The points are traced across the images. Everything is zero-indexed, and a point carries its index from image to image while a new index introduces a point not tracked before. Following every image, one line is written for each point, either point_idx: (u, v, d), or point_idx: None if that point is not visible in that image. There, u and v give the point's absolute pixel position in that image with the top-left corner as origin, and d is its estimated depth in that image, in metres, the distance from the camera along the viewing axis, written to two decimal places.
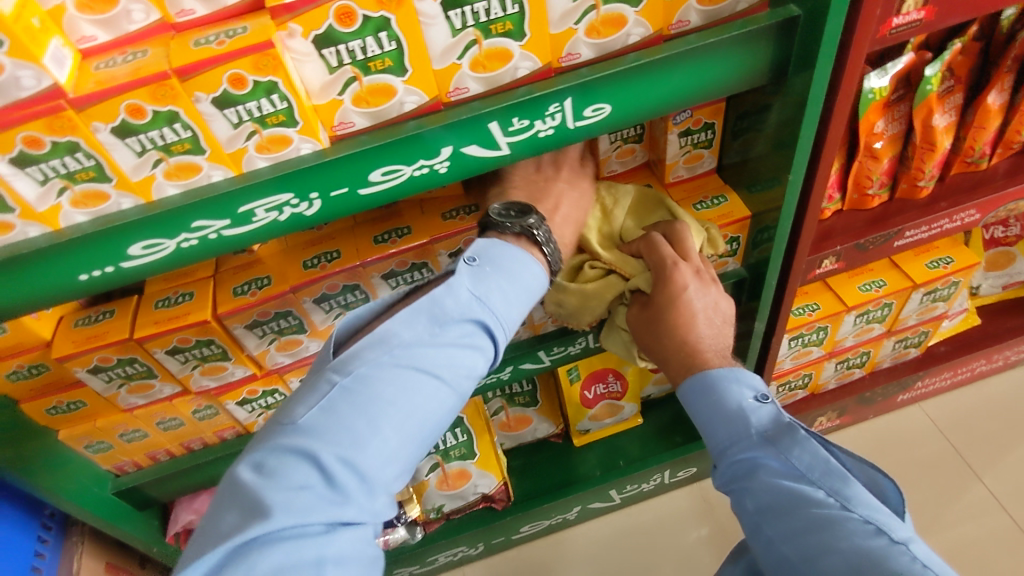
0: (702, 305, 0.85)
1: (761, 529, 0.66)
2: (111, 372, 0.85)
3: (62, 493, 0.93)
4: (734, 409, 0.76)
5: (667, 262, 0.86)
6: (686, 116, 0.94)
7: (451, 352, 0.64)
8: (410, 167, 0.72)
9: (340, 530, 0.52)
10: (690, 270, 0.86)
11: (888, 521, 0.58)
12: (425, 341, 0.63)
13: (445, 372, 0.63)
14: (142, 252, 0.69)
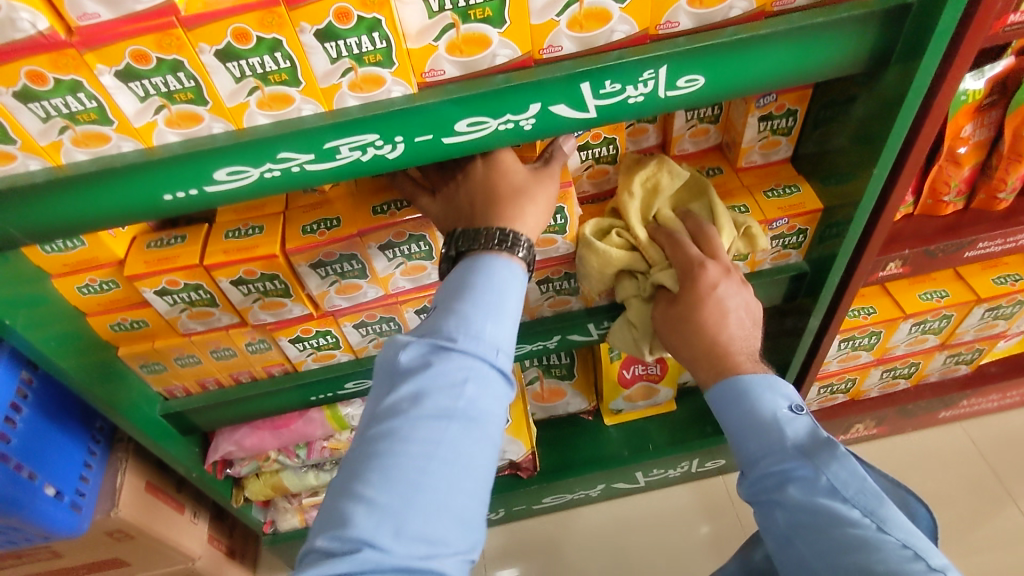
0: (736, 303, 0.84)
1: (792, 542, 0.68)
2: (176, 296, 0.86)
3: (116, 409, 0.94)
4: (768, 419, 0.75)
5: (693, 261, 0.85)
6: (771, 100, 0.92)
7: (496, 276, 0.67)
8: (496, 120, 0.71)
9: (445, 431, 0.57)
10: (717, 270, 0.85)
11: (924, 547, 0.59)
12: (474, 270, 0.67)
13: (498, 292, 0.66)
14: (227, 177, 0.70)
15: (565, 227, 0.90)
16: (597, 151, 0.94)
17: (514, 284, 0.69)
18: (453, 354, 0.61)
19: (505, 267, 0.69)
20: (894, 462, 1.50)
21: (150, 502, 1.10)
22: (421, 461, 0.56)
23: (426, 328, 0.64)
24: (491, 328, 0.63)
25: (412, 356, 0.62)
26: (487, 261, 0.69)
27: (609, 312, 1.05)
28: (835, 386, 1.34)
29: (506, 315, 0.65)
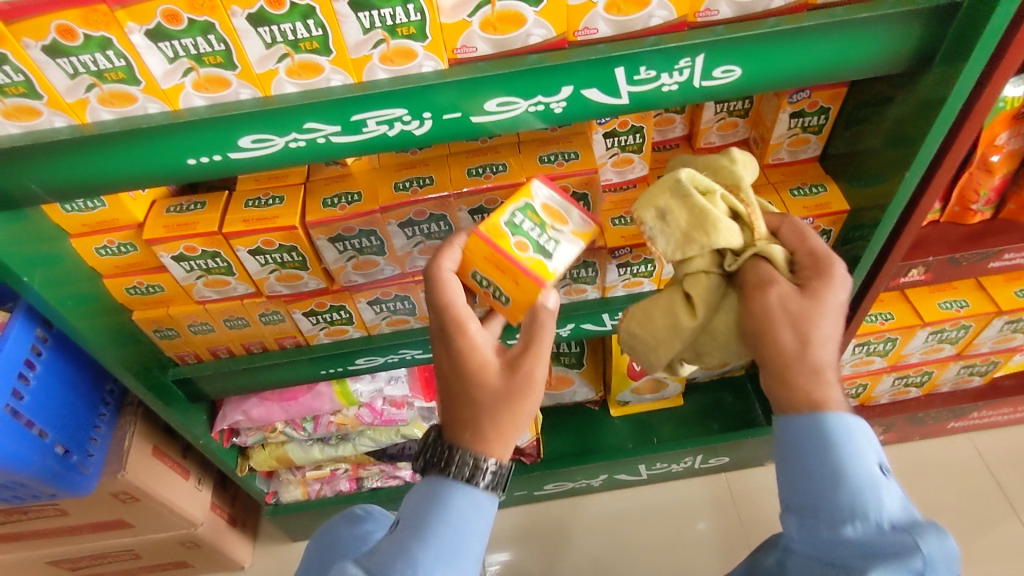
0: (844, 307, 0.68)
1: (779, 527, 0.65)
2: (193, 263, 0.86)
3: (128, 373, 0.94)
4: None
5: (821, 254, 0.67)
6: (804, 96, 0.90)
7: (460, 510, 0.61)
8: (526, 101, 0.70)
9: None
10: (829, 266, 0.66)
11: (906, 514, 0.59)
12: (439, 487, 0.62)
13: (456, 530, 0.61)
14: (251, 145, 0.69)
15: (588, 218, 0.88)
16: (624, 140, 0.92)
17: (478, 518, 0.62)
18: None
19: (477, 499, 0.61)
20: (899, 469, 1.50)
21: (156, 466, 1.11)
22: None
23: (380, 560, 0.60)
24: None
25: None
26: (450, 495, 0.61)
27: (625, 305, 1.04)
28: (846, 390, 1.33)
29: (462, 559, 0.60)
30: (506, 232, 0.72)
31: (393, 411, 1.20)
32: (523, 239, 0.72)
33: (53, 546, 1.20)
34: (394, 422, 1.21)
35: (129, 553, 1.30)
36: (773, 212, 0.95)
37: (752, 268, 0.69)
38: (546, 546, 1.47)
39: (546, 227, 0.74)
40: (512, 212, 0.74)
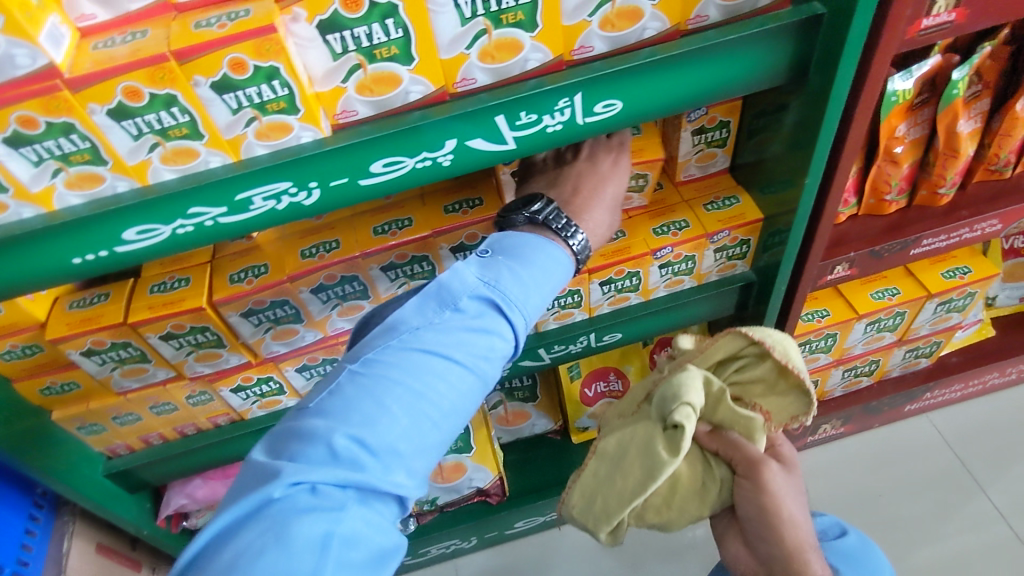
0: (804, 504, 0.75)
1: None
2: (104, 356, 0.83)
3: (52, 475, 0.90)
4: None
5: (757, 460, 0.75)
6: (700, 114, 0.91)
7: (542, 275, 0.70)
8: (412, 159, 0.70)
9: (353, 501, 0.53)
10: (779, 468, 0.75)
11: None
12: (524, 262, 0.69)
13: (529, 302, 0.68)
14: (137, 237, 0.68)
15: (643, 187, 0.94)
16: None
17: (562, 264, 0.72)
18: (498, 319, 0.67)
19: (546, 248, 0.72)
20: (865, 457, 1.50)
21: (100, 564, 1.07)
22: (338, 491, 0.52)
23: (485, 272, 0.68)
24: (533, 302, 0.69)
25: (466, 304, 0.66)
26: (524, 236, 0.72)
27: (558, 338, 1.04)
28: None
29: (546, 292, 0.70)
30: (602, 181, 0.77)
31: None
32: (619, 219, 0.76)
33: None
34: None
35: None
36: (689, 229, 0.96)
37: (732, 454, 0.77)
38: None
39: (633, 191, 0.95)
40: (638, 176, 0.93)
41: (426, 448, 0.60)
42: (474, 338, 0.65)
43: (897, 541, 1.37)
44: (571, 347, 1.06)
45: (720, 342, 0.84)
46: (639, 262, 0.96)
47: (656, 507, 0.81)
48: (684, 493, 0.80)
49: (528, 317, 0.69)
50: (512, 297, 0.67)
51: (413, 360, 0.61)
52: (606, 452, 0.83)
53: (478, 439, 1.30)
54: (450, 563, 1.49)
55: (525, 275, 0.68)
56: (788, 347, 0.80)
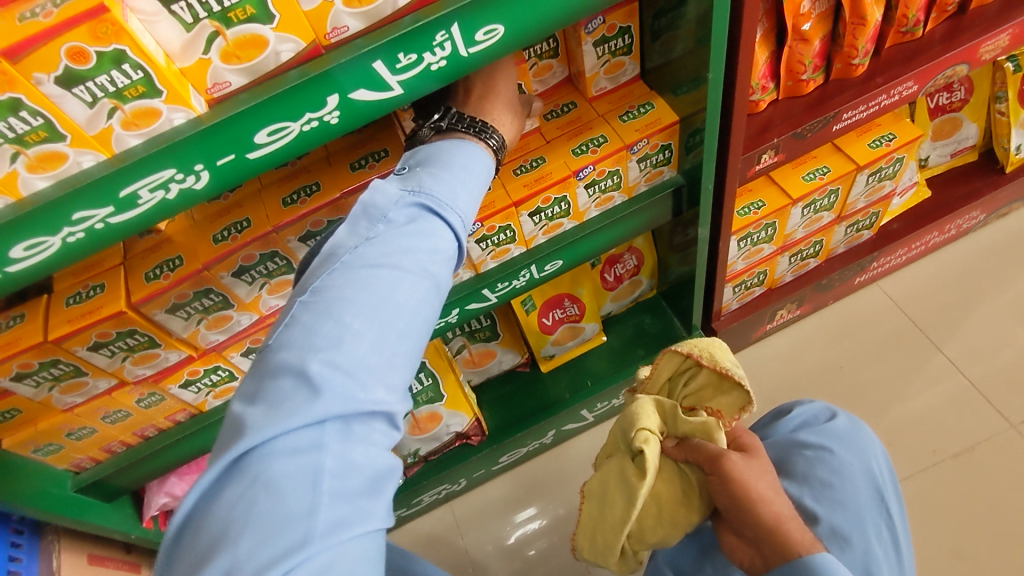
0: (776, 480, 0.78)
1: (834, 504, 0.91)
2: (37, 377, 0.81)
3: (21, 500, 0.90)
4: (801, 465, 0.97)
5: (717, 454, 0.77)
6: (599, 23, 0.89)
7: (461, 179, 0.69)
8: (297, 123, 0.66)
9: (335, 426, 0.50)
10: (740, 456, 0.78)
11: (862, 475, 0.94)
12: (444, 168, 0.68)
13: (459, 202, 0.67)
14: (26, 253, 0.64)
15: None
16: None
17: (478, 163, 0.72)
18: (435, 220, 0.65)
19: (462, 151, 0.71)
20: (825, 334, 1.55)
21: (96, 572, 1.09)
22: (315, 423, 0.49)
23: (410, 183, 0.66)
24: (463, 200, 0.68)
25: (398, 212, 0.63)
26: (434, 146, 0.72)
27: (500, 275, 1.03)
28: (748, 282, 1.36)
29: (471, 191, 0.69)
30: None
31: None
32: None
33: None
34: None
35: None
36: (608, 144, 0.94)
37: (694, 454, 0.81)
38: (523, 516, 1.49)
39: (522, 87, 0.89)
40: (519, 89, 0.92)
41: (400, 361, 0.56)
42: (414, 242, 0.62)
43: (861, 409, 1.44)
44: (515, 282, 1.06)
45: (662, 366, 0.92)
46: (565, 186, 0.95)
47: (651, 528, 0.86)
48: (671, 505, 0.83)
49: (463, 216, 0.68)
50: (440, 199, 0.66)
51: (359, 275, 0.57)
52: (593, 493, 0.90)
53: (446, 386, 1.32)
54: (445, 506, 1.54)
55: (447, 179, 0.67)
56: (720, 350, 0.88)
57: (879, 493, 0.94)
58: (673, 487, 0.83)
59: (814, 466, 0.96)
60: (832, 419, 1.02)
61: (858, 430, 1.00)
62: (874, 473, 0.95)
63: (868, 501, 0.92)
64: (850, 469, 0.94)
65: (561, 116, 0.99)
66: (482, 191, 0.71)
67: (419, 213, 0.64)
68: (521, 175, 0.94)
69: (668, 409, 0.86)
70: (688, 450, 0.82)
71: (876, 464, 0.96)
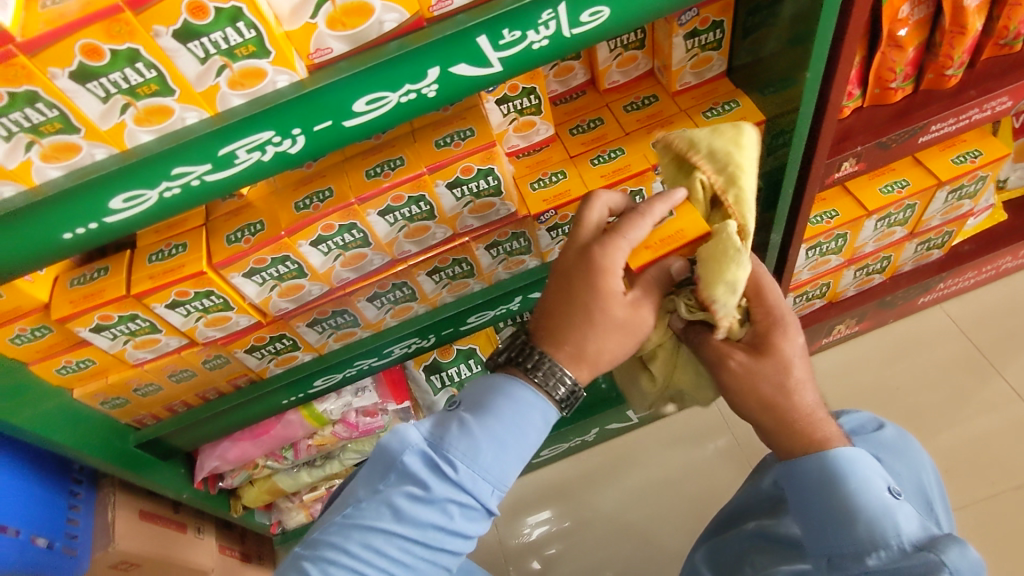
0: (804, 374, 0.72)
1: None
2: (114, 330, 0.83)
3: (83, 448, 0.94)
4: None
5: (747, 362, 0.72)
6: (692, 15, 0.87)
7: (496, 433, 0.63)
8: (396, 93, 0.66)
9: None
10: (747, 354, 0.72)
11: (911, 482, 0.91)
12: (477, 419, 0.64)
13: (489, 454, 0.63)
14: (124, 205, 0.65)
15: (541, 107, 0.92)
16: (519, 104, 0.90)
17: (522, 413, 0.65)
18: (454, 483, 0.62)
19: (517, 394, 0.65)
20: (881, 354, 1.51)
21: (147, 529, 1.11)
22: None
23: (436, 432, 0.64)
24: (492, 459, 0.63)
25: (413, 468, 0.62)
26: (499, 381, 0.66)
27: None
28: (810, 293, 1.33)
29: (507, 452, 0.64)
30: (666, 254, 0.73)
31: (368, 420, 1.18)
32: None
33: None
34: (372, 430, 1.19)
35: None
36: None
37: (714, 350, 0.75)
38: (534, 518, 1.54)
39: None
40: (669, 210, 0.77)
41: None
42: (426, 516, 0.61)
43: (914, 432, 1.40)
44: None
45: (662, 237, 0.77)
46: (641, 180, 0.93)
47: (679, 397, 0.80)
48: (699, 386, 0.78)
49: (494, 490, 0.64)
50: (461, 460, 0.62)
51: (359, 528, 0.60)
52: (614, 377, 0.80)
53: None
54: None
55: (480, 431, 0.63)
56: (737, 266, 0.65)
57: (929, 502, 0.90)
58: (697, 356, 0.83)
59: None
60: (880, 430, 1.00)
61: (908, 444, 0.97)
62: (924, 481, 0.92)
63: (918, 508, 0.89)
64: (898, 477, 0.91)
65: (640, 108, 0.98)
66: (525, 449, 0.65)
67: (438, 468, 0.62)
68: (598, 165, 0.93)
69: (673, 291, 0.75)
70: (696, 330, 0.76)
71: (928, 477, 0.93)
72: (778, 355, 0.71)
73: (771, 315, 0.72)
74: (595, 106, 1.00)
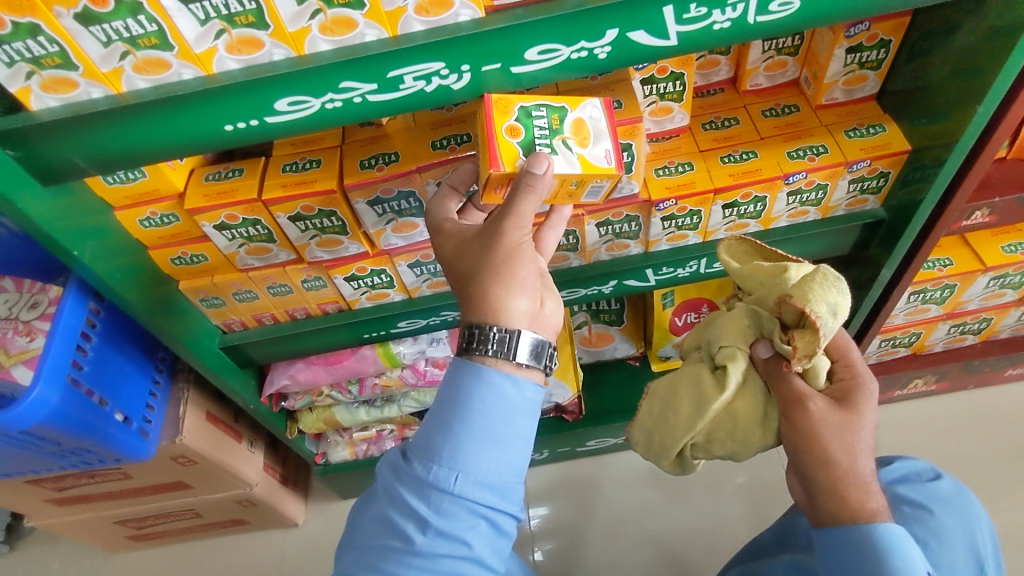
0: (869, 442, 0.71)
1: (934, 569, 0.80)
2: (234, 231, 0.86)
3: (178, 339, 0.95)
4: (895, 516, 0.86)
5: (803, 394, 0.71)
6: (862, 29, 0.84)
7: (450, 422, 0.62)
8: (569, 48, 0.66)
9: None
10: (828, 404, 0.71)
11: (964, 541, 0.83)
12: (433, 418, 0.64)
13: (448, 446, 0.61)
14: (288, 108, 0.67)
15: (683, 95, 0.90)
16: (663, 88, 0.89)
17: (475, 395, 0.63)
18: (422, 487, 0.61)
19: (478, 377, 0.64)
20: (953, 418, 1.45)
21: (210, 430, 1.15)
22: None
23: (406, 447, 0.65)
24: (453, 449, 0.61)
25: (389, 484, 0.63)
26: (461, 373, 0.65)
27: (670, 259, 1.01)
28: (898, 340, 1.29)
29: (468, 436, 0.62)
30: (515, 112, 0.72)
31: (436, 371, 1.20)
32: (523, 126, 0.72)
33: (121, 506, 1.30)
34: (438, 382, 1.21)
35: (190, 512, 1.39)
36: (828, 155, 0.90)
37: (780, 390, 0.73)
38: (532, 511, 1.55)
39: (559, 135, 0.73)
40: (538, 105, 0.74)
41: None
42: (407, 524, 0.60)
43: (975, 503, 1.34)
44: (679, 271, 1.04)
45: (752, 269, 0.80)
46: (769, 186, 0.92)
47: (720, 440, 0.80)
48: (746, 424, 0.77)
49: (468, 481, 0.61)
50: (420, 464, 0.62)
51: (357, 554, 0.62)
52: (659, 393, 0.84)
53: (560, 354, 1.32)
54: None
55: (436, 428, 0.63)
56: (839, 295, 0.70)
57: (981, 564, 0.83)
58: (755, 406, 0.76)
59: (910, 523, 0.84)
60: (937, 480, 0.90)
61: (967, 501, 0.87)
62: (978, 540, 0.84)
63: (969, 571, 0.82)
64: (951, 534, 0.83)
65: (780, 115, 0.96)
66: (489, 427, 0.62)
67: (410, 478, 0.62)
68: (728, 164, 0.92)
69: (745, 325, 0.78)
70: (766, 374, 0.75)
71: (979, 540, 0.84)
72: (858, 418, 0.71)
73: (853, 378, 0.75)
74: (732, 105, 0.99)
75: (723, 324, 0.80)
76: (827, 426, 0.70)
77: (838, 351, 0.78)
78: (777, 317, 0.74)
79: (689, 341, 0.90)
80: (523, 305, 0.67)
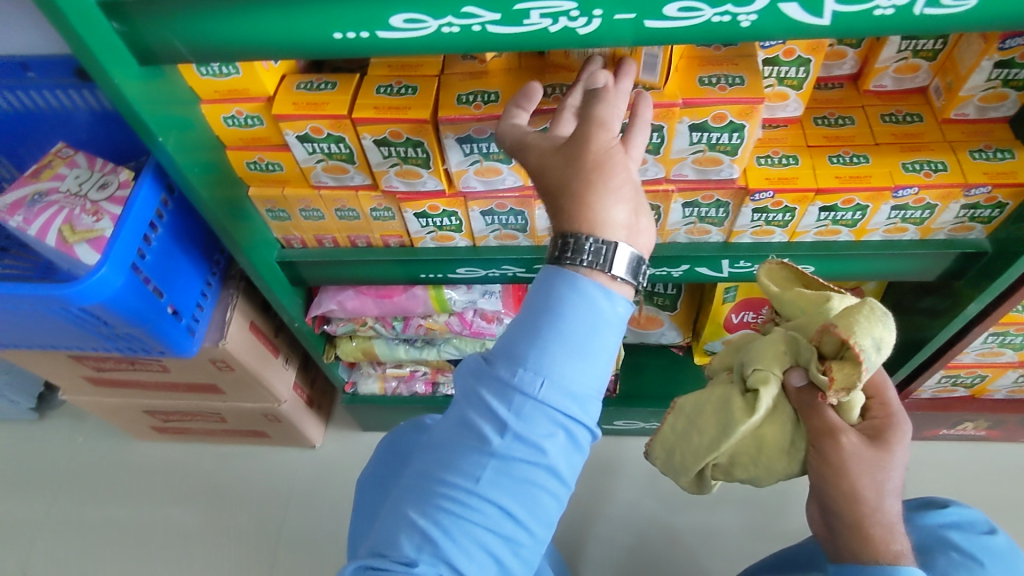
0: (898, 483, 0.65)
1: None
2: (316, 146, 0.83)
3: (241, 246, 0.95)
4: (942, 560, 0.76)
5: (836, 428, 0.66)
6: (1019, 43, 0.77)
7: (541, 329, 0.58)
8: (712, 10, 0.61)
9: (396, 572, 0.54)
10: (860, 440, 0.66)
11: None
12: (521, 324, 0.59)
13: (537, 351, 0.57)
14: (403, 25, 0.64)
15: (804, 82, 0.84)
16: (784, 72, 0.83)
17: (570, 306, 0.59)
18: (505, 387, 0.57)
19: (572, 290, 0.59)
20: (995, 467, 1.40)
21: (250, 339, 1.15)
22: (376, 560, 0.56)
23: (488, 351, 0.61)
24: (542, 355, 0.57)
25: (468, 386, 0.59)
26: (553, 290, 0.60)
27: (750, 254, 0.97)
28: (960, 378, 1.24)
29: (558, 345, 0.57)
30: None
31: (483, 323, 1.18)
32: None
33: (152, 397, 1.32)
34: (482, 335, 1.19)
35: (215, 416, 1.41)
36: (946, 173, 0.84)
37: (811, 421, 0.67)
38: None
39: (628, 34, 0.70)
40: None
41: (473, 534, 0.55)
42: (485, 426, 0.57)
43: None
44: (755, 267, 0.99)
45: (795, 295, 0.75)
46: (875, 196, 0.86)
47: (743, 464, 0.75)
48: (772, 452, 0.72)
49: (554, 389, 0.56)
50: (503, 366, 0.57)
51: (429, 450, 0.59)
52: (685, 408, 0.77)
53: None
54: None
55: (524, 333, 0.58)
56: (887, 329, 0.65)
57: None
58: (784, 436, 0.70)
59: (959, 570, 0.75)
60: (991, 535, 0.81)
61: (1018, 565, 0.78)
62: None
63: None
64: None
65: (899, 123, 0.89)
66: (582, 339, 0.58)
67: (490, 380, 0.58)
68: (836, 165, 0.86)
69: (782, 349, 0.71)
70: (799, 403, 0.69)
71: None
72: (889, 456, 0.65)
73: (888, 417, 0.70)
74: (849, 103, 0.92)
75: (758, 347, 0.73)
76: (859, 463, 0.64)
77: (874, 388, 0.73)
78: (814, 344, 0.69)
79: (719, 360, 0.83)
80: (621, 214, 0.61)
